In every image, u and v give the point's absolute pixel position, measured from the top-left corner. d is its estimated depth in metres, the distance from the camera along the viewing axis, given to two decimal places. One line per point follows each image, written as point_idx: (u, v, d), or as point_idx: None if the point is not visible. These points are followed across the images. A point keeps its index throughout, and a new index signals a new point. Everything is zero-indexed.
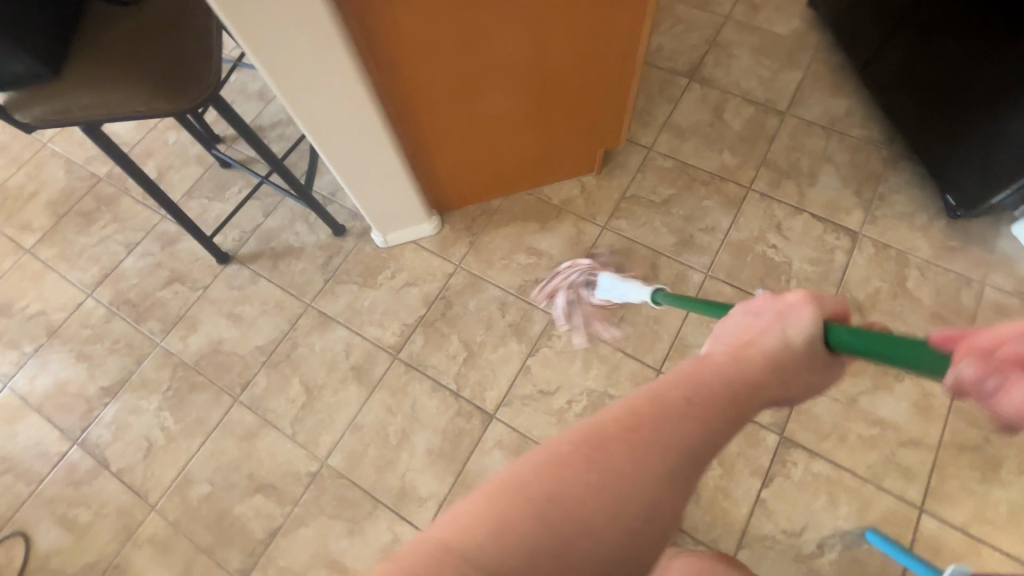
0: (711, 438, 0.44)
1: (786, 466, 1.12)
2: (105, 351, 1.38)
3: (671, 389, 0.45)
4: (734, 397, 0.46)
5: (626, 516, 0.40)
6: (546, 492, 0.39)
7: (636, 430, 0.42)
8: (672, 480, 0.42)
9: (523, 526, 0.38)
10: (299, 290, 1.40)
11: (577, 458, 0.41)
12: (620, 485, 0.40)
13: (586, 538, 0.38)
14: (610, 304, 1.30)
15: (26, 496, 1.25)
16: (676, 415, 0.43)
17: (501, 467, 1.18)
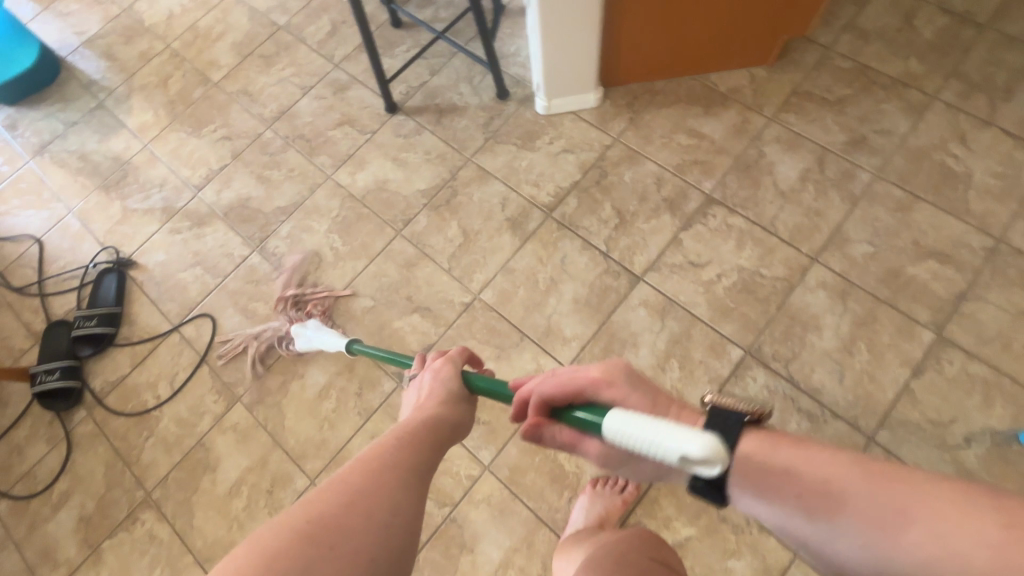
0: (416, 460, 0.66)
1: (940, 362, 1.12)
2: (281, 177, 1.52)
3: (388, 437, 0.69)
4: (418, 435, 0.71)
5: (374, 518, 0.54)
6: (308, 514, 0.52)
7: (371, 466, 0.60)
8: (402, 484, 0.60)
9: (297, 540, 0.49)
10: (460, 144, 1.47)
11: (330, 490, 0.55)
12: (361, 494, 0.56)
13: (349, 538, 0.51)
14: (770, 192, 1.30)
15: (214, 287, 1.42)
16: (391, 450, 0.65)
17: (645, 324, 1.24)
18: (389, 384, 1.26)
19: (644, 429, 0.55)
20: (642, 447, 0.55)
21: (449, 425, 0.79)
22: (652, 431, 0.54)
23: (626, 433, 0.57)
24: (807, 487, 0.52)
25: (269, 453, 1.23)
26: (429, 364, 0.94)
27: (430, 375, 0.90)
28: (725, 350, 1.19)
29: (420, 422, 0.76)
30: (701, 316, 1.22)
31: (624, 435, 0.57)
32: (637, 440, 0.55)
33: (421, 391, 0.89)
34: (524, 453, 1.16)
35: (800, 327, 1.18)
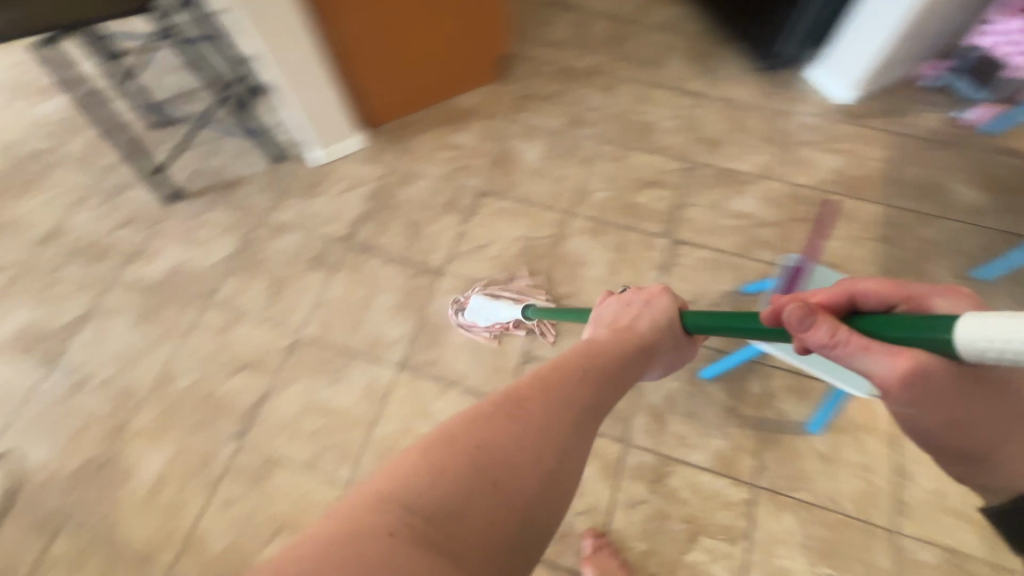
0: (600, 393, 0.68)
1: (678, 257, 1.42)
2: (65, 292, 1.46)
3: (586, 367, 0.70)
4: (609, 363, 0.74)
5: (541, 456, 0.55)
6: (474, 440, 0.53)
7: (549, 390, 0.63)
8: (570, 425, 0.60)
9: (457, 465, 0.51)
10: (250, 209, 1.55)
11: (496, 415, 0.57)
12: (529, 423, 0.57)
13: (504, 466, 0.52)
14: (524, 174, 1.57)
15: (8, 423, 1.29)
16: (580, 386, 0.66)
17: (456, 306, 1.39)
18: (230, 446, 1.24)
19: (989, 327, 0.45)
20: (1008, 358, 0.44)
21: (644, 344, 0.83)
22: (1004, 333, 0.43)
23: (976, 334, 0.46)
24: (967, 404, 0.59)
25: (112, 568, 1.13)
26: (641, 293, 0.95)
27: (637, 305, 0.92)
28: (525, 304, 1.38)
29: (622, 352, 0.78)
30: (498, 285, 1.41)
31: (973, 341, 0.47)
32: (996, 344, 0.44)
33: (630, 308, 0.92)
34: (380, 454, 1.22)
35: (576, 266, 1.42)
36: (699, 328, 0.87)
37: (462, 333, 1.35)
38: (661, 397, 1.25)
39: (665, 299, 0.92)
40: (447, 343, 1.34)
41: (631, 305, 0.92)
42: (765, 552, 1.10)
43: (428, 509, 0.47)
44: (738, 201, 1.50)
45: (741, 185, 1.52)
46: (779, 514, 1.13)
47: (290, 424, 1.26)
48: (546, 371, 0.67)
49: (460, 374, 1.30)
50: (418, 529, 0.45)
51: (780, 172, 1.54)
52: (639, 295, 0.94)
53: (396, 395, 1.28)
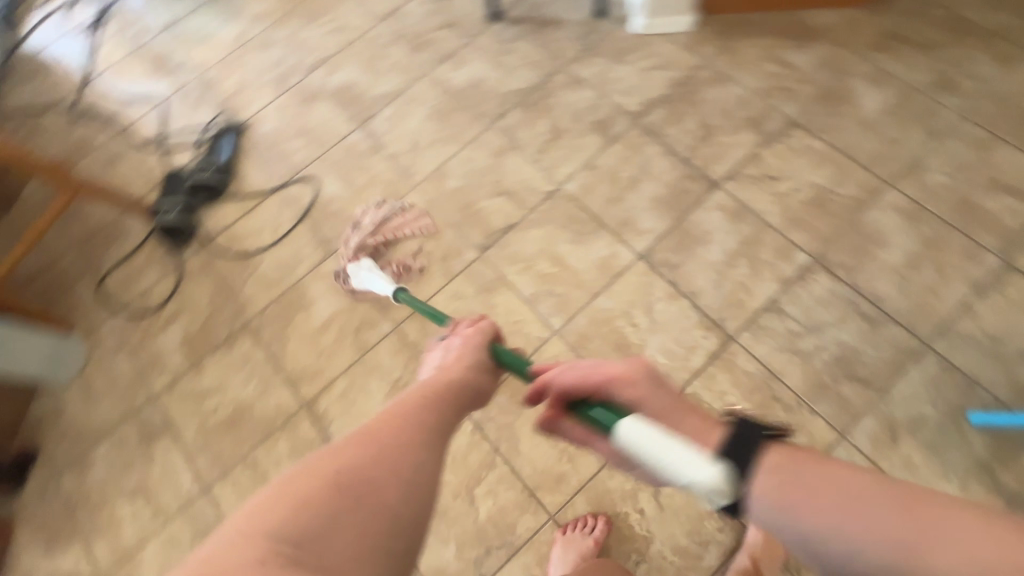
0: (440, 417, 0.64)
1: (1002, 285, 1.17)
2: (386, 68, 1.64)
3: (410, 395, 0.67)
4: (439, 397, 0.68)
5: (382, 466, 0.54)
6: (336, 467, 0.52)
7: (392, 417, 0.60)
8: (421, 444, 0.58)
9: (318, 491, 0.50)
10: (557, 53, 1.57)
11: (354, 442, 0.55)
12: (382, 449, 0.55)
13: (373, 491, 0.51)
14: (851, 121, 1.37)
15: (318, 155, 1.55)
16: (409, 410, 0.62)
17: (719, 226, 1.31)
18: (472, 253, 1.37)
19: (646, 440, 0.62)
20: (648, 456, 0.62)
21: (446, 378, 0.75)
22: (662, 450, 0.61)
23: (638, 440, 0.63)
24: (836, 496, 0.53)
25: (358, 300, 1.36)
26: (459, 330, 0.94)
27: (456, 350, 0.87)
28: (793, 255, 1.26)
29: (453, 385, 0.73)
30: (773, 223, 1.29)
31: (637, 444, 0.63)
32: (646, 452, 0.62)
33: (447, 355, 0.88)
34: (593, 322, 1.26)
35: (868, 241, 1.25)
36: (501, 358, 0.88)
37: (714, 254, 1.28)
38: (904, 414, 1.10)
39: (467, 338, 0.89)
40: (696, 255, 1.29)
41: (444, 359, 0.86)
42: None
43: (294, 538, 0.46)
44: None
45: None
46: None
47: (526, 259, 1.34)
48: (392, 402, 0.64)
49: (697, 289, 1.26)
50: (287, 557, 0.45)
51: None
52: (457, 342, 0.90)
53: (628, 279, 1.29)
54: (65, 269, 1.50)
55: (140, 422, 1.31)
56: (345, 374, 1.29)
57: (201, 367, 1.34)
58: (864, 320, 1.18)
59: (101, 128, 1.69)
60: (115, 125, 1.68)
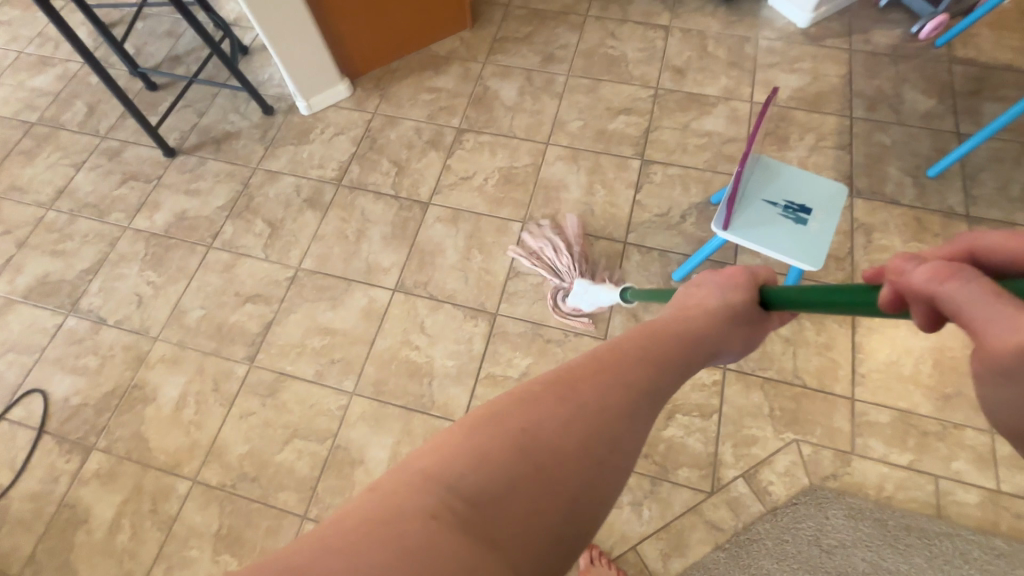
0: (678, 362, 0.46)
1: (650, 176, 1.51)
2: (77, 245, 1.55)
3: (637, 332, 0.48)
4: (677, 343, 0.48)
5: (585, 446, 0.38)
6: (521, 423, 0.37)
7: (610, 358, 0.43)
8: (637, 410, 0.41)
9: (497, 460, 0.35)
10: (244, 159, 1.64)
11: (545, 395, 0.39)
12: (587, 415, 0.39)
13: (567, 466, 0.36)
14: (501, 111, 1.66)
15: (35, 361, 1.40)
16: (633, 355, 0.44)
17: (444, 233, 1.48)
18: (244, 367, 1.35)
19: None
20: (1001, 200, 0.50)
21: (707, 316, 0.55)
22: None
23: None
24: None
25: (142, 478, 1.24)
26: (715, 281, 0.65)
27: (713, 283, 0.61)
28: (509, 227, 1.47)
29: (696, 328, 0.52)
30: (483, 211, 1.50)
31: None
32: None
33: (718, 288, 0.60)
34: (381, 365, 1.32)
35: (553, 190, 1.51)
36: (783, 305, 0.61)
37: (451, 257, 1.44)
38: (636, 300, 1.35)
39: (742, 275, 0.62)
40: (438, 266, 1.44)
41: (718, 286, 0.61)
42: (735, 425, 1.20)
43: (462, 509, 0.33)
44: (705, 122, 1.59)
45: (708, 108, 1.61)
46: (747, 392, 1.23)
47: (297, 345, 1.36)
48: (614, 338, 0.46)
49: (451, 292, 1.40)
50: (461, 519, 0.32)
51: (743, 93, 1.62)
52: (712, 276, 0.63)
53: (393, 313, 1.38)
54: None
55: None
56: (158, 559, 1.16)
57: None
58: (578, 248, 1.42)
59: None
60: None
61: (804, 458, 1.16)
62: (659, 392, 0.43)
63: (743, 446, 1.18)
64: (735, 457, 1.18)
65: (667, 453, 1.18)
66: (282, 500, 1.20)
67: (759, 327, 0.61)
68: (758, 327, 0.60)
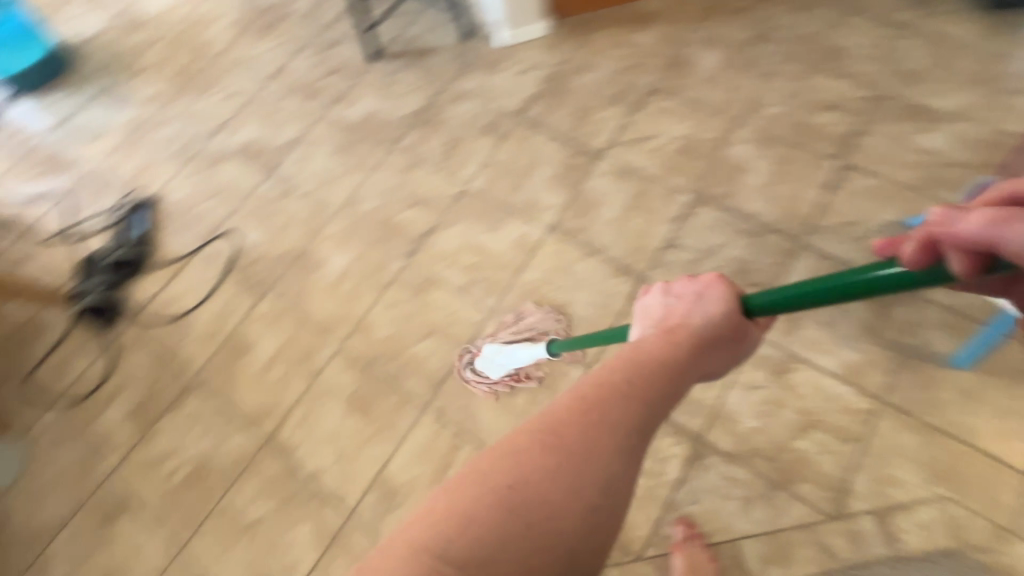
0: (652, 407, 0.56)
1: (845, 181, 1.39)
2: (283, 120, 1.74)
3: (618, 372, 0.58)
4: (656, 381, 0.57)
5: (571, 492, 0.51)
6: (507, 483, 0.51)
7: (587, 411, 0.55)
8: (620, 452, 0.53)
9: (487, 516, 0.49)
10: (437, 76, 1.73)
11: (532, 453, 0.52)
12: (564, 459, 0.52)
13: (541, 509, 0.50)
14: (695, 80, 1.59)
15: (234, 210, 1.61)
16: (616, 403, 0.55)
17: (610, 187, 1.47)
18: (399, 262, 1.46)
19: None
20: None
21: (692, 341, 0.61)
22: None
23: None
24: None
25: (299, 331, 1.40)
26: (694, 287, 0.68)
27: (659, 298, 0.69)
28: (677, 197, 1.43)
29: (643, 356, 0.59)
30: (654, 175, 1.47)
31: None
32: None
33: (682, 306, 0.66)
34: (522, 295, 1.37)
35: (734, 170, 1.44)
36: (768, 310, 0.67)
37: (612, 211, 1.44)
38: None
39: (719, 289, 0.65)
40: (597, 217, 1.44)
41: (672, 299, 0.67)
42: (877, 459, 1.11)
43: (462, 559, 0.47)
44: (926, 137, 1.42)
45: (933, 123, 1.43)
46: (900, 430, 1.13)
47: (450, 255, 1.44)
48: (574, 388, 0.58)
49: (605, 244, 1.40)
50: None
51: (982, 115, 1.42)
52: (691, 285, 0.68)
53: (544, 251, 1.41)
54: None
55: (96, 506, 1.27)
56: (299, 402, 1.32)
57: (153, 435, 1.33)
58: (746, 235, 1.36)
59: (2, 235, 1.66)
60: (18, 228, 1.67)
61: (951, 519, 1.05)
62: (632, 434, 0.54)
63: (880, 484, 1.09)
64: (868, 491, 1.09)
65: (794, 464, 1.13)
66: (409, 387, 1.30)
67: (741, 338, 0.66)
68: (742, 339, 0.66)
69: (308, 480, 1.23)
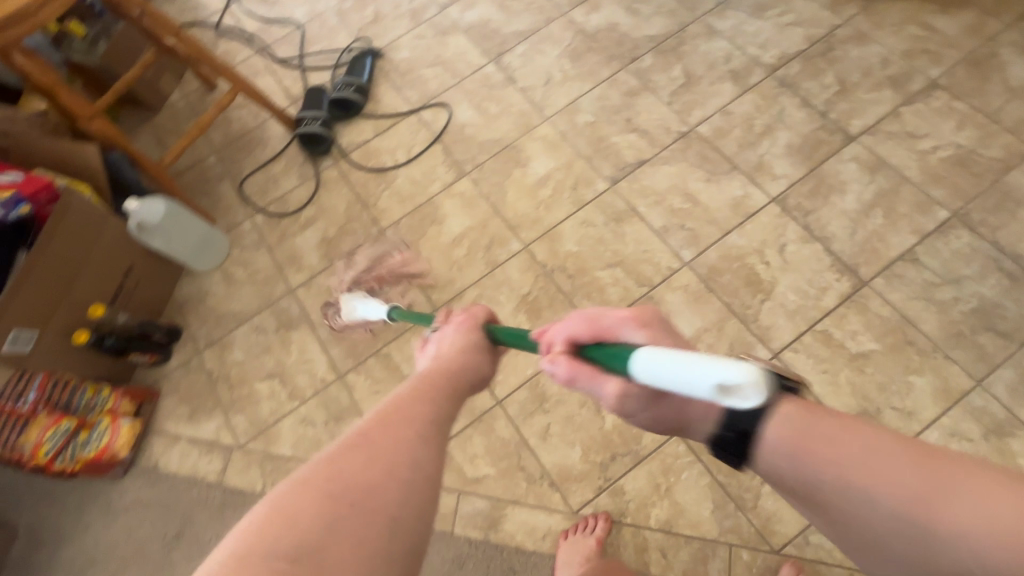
0: (438, 404, 0.58)
1: None
2: (520, 8, 1.69)
3: (407, 388, 0.59)
4: (434, 387, 0.60)
5: (390, 473, 0.48)
6: (324, 482, 0.47)
7: (390, 416, 0.53)
8: (387, 424, 0.52)
9: (314, 515, 0.44)
10: (692, 4, 1.59)
11: (344, 447, 0.49)
12: (385, 455, 0.49)
13: (368, 501, 0.46)
14: (997, 87, 1.36)
15: (453, 84, 1.61)
16: (405, 401, 0.56)
17: (854, 177, 1.33)
18: (602, 185, 1.41)
19: (667, 365, 0.47)
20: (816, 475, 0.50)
21: (449, 370, 0.65)
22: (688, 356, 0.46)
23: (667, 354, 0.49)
24: (851, 472, 0.48)
25: (488, 219, 1.41)
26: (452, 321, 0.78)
27: (450, 331, 0.75)
28: (932, 210, 1.26)
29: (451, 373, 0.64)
30: (911, 178, 1.30)
31: (647, 371, 0.50)
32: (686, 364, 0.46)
33: (444, 343, 0.73)
34: (724, 257, 1.29)
35: (1012, 202, 1.24)
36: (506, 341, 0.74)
37: (849, 202, 1.30)
38: None
39: (472, 319, 0.76)
40: (830, 203, 1.30)
41: (440, 338, 0.74)
42: None
43: (291, 554, 0.42)
44: None
45: None
46: None
47: (658, 194, 1.38)
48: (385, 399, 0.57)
49: (830, 234, 1.27)
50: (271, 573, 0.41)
51: None
52: (460, 317, 0.77)
53: (760, 220, 1.31)
54: (208, 169, 1.59)
55: (278, 311, 1.39)
56: (474, 284, 1.35)
57: (337, 267, 1.42)
58: (1005, 276, 1.18)
59: (242, 46, 1.77)
60: (256, 44, 1.77)
61: None
62: (431, 433, 0.53)
63: None
64: None
65: None
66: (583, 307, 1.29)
67: (489, 363, 0.72)
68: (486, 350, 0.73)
69: None
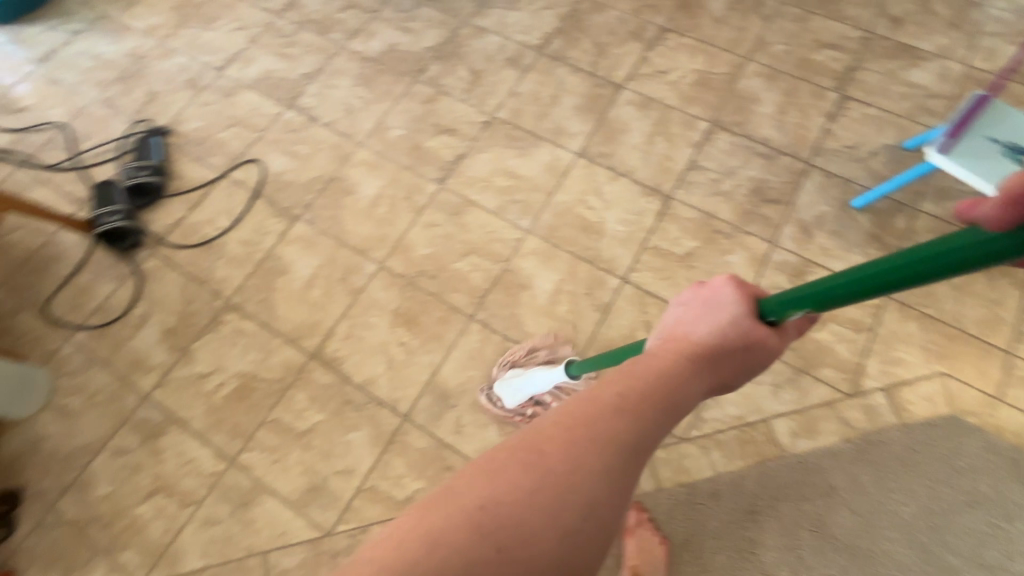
0: (628, 456, 0.43)
1: (845, 110, 1.53)
2: (300, 51, 1.71)
3: (613, 385, 0.47)
4: (639, 408, 0.45)
5: (534, 544, 0.39)
6: (473, 505, 0.39)
7: (565, 435, 0.43)
8: (561, 490, 0.40)
9: (449, 559, 0.37)
10: (456, 12, 1.75)
11: (509, 470, 0.41)
12: (543, 489, 0.40)
13: (511, 561, 0.38)
14: (707, 20, 1.69)
15: (256, 138, 1.58)
16: (588, 437, 0.43)
17: (633, 116, 1.55)
18: (433, 186, 1.48)
19: None
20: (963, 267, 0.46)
21: (690, 358, 0.50)
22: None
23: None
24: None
25: (336, 252, 1.41)
26: (704, 291, 0.55)
27: (695, 300, 0.55)
28: (696, 124, 1.53)
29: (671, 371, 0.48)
30: (673, 104, 1.56)
31: None
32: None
33: (689, 317, 0.54)
34: (557, 214, 1.43)
35: (746, 102, 1.55)
36: (783, 313, 0.57)
37: (637, 137, 1.52)
38: (810, 216, 1.39)
39: (733, 291, 0.54)
40: (623, 142, 1.51)
41: (709, 298, 0.54)
42: (884, 345, 1.25)
43: None
44: (914, 73, 1.57)
45: (920, 60, 1.58)
46: (903, 319, 1.26)
47: (484, 178, 1.49)
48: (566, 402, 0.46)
49: (632, 167, 1.47)
50: None
51: (960, 54, 1.59)
52: (699, 288, 0.56)
53: (574, 173, 1.48)
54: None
55: (137, 424, 1.25)
56: (343, 317, 1.33)
57: (191, 354, 1.31)
58: (761, 157, 1.47)
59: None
60: (16, 158, 1.58)
61: (949, 390, 1.20)
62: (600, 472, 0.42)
63: (889, 365, 1.23)
64: (879, 371, 1.22)
65: (814, 352, 1.24)
66: (453, 300, 1.35)
67: (761, 342, 0.53)
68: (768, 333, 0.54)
69: (360, 388, 1.26)
